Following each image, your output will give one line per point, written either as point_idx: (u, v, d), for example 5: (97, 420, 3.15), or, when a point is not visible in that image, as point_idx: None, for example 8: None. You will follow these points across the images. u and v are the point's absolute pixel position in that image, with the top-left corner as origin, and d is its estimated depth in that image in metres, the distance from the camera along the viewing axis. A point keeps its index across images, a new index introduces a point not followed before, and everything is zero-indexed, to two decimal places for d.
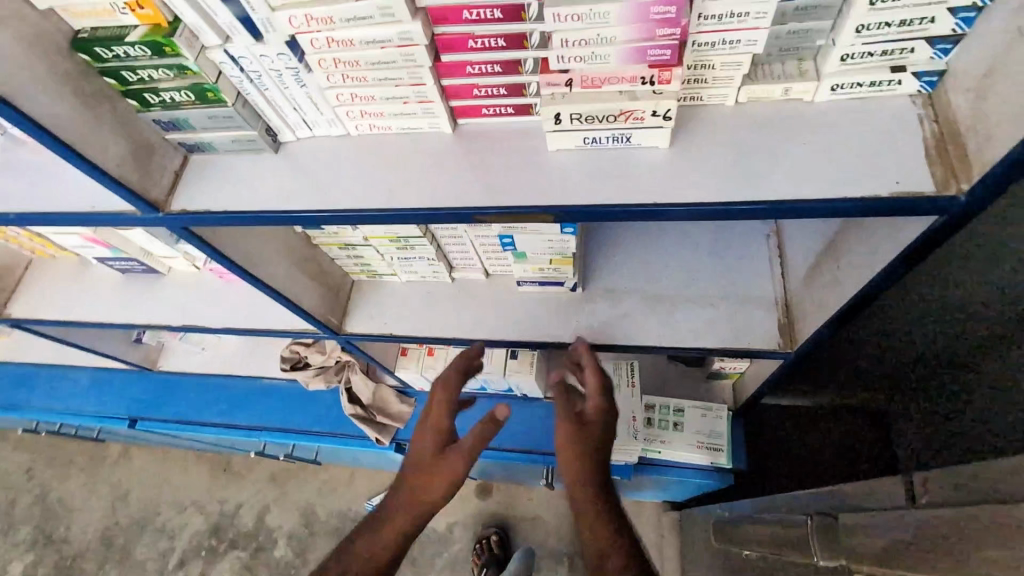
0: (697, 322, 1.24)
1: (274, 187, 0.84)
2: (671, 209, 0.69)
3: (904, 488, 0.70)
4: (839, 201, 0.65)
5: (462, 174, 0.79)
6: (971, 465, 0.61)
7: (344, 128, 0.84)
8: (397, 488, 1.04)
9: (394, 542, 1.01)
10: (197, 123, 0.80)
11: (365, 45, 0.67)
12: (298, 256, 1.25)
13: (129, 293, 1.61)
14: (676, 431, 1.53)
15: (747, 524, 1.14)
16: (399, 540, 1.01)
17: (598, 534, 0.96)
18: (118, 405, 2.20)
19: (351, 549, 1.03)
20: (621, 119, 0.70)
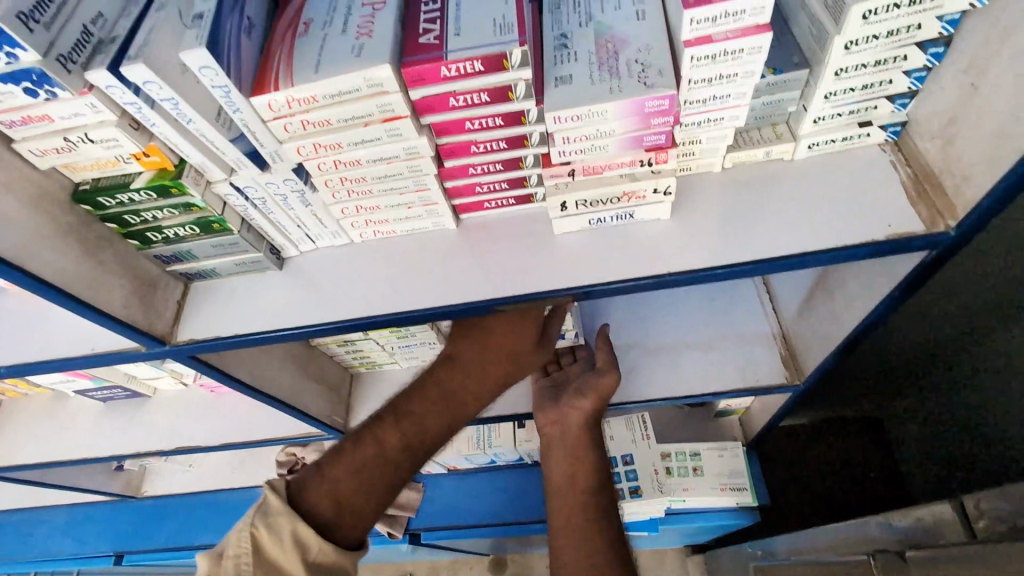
0: (703, 368, 1.25)
1: (282, 304, 0.83)
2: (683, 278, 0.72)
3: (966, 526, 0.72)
4: (842, 250, 0.68)
5: (472, 267, 0.80)
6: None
7: (348, 236, 0.85)
8: (410, 398, 0.89)
9: (368, 468, 0.82)
10: (201, 253, 0.80)
11: (372, 162, 0.69)
12: (299, 361, 1.22)
13: (112, 421, 1.52)
14: (697, 476, 1.48)
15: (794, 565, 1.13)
16: (374, 468, 0.82)
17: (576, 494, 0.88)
18: (99, 542, 2.02)
19: (343, 453, 0.84)
20: (625, 199, 0.73)
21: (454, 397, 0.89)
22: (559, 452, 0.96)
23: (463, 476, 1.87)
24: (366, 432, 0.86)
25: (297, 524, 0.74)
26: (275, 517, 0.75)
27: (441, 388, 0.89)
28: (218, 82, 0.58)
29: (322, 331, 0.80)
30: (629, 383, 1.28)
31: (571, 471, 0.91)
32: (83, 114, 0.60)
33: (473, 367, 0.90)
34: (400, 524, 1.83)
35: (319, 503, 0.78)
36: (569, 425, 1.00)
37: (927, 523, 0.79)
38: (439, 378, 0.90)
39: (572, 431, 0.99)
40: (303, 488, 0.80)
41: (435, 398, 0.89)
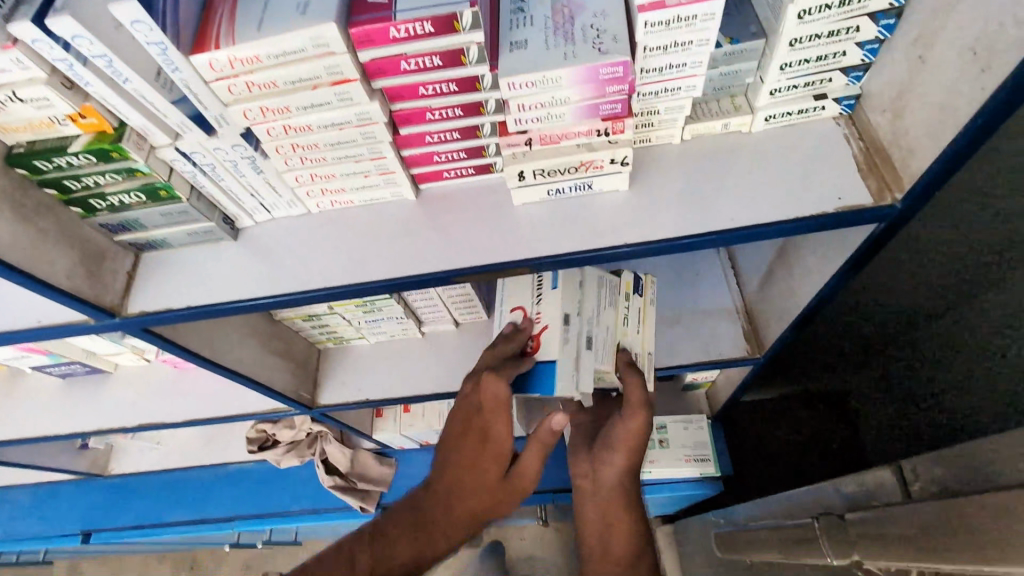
0: (668, 342, 1.27)
1: (238, 275, 0.82)
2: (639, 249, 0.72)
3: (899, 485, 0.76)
4: (793, 222, 0.69)
5: (432, 238, 0.80)
6: (969, 447, 0.65)
7: (304, 206, 0.83)
8: (398, 511, 0.87)
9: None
10: (149, 222, 0.78)
11: (324, 128, 0.67)
12: (263, 336, 1.20)
13: (70, 398, 1.49)
14: (662, 449, 1.53)
15: (752, 532, 1.17)
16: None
17: (604, 562, 0.85)
18: (66, 522, 2.00)
19: (322, 559, 0.79)
20: (582, 169, 0.73)
21: (428, 521, 0.84)
22: (591, 508, 0.91)
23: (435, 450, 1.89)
24: (349, 543, 0.82)
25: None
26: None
27: (421, 505, 0.86)
28: (153, 38, 0.55)
29: (277, 303, 0.79)
30: None
31: (603, 531, 0.88)
32: (9, 70, 0.57)
33: (450, 481, 0.86)
34: (373, 498, 1.85)
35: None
36: (604, 483, 0.92)
37: (870, 487, 0.83)
38: (421, 497, 0.87)
39: (606, 488, 0.92)
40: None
41: (414, 514, 0.85)
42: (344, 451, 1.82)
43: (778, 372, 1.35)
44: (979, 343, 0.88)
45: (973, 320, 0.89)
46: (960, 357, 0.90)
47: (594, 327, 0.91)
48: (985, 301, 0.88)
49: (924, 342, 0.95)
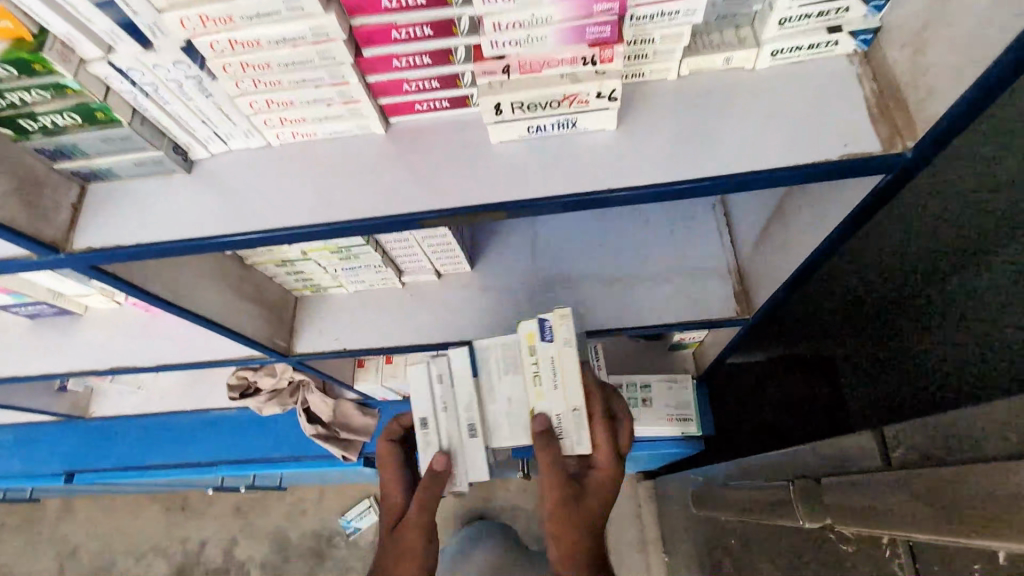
0: (655, 300, 1.24)
1: (194, 211, 0.76)
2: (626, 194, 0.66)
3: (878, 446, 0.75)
4: (794, 169, 0.63)
5: (402, 176, 0.73)
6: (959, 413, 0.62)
7: (263, 137, 0.76)
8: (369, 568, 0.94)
9: None
10: (90, 149, 0.71)
11: (275, 44, 0.60)
12: (233, 280, 1.15)
13: (39, 340, 1.44)
14: (646, 407, 1.51)
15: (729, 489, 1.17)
16: None
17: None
18: (50, 461, 2.00)
19: None
20: (565, 104, 0.66)
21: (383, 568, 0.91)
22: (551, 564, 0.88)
23: None
24: None
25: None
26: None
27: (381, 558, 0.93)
28: None
29: (239, 243, 0.74)
30: (583, 313, 1.26)
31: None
32: None
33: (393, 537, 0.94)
34: (355, 448, 1.86)
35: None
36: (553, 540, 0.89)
37: (852, 451, 0.80)
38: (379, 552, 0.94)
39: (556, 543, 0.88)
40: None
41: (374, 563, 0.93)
42: (327, 401, 1.81)
43: (765, 331, 1.16)
44: (944, 332, 0.62)
45: (965, 303, 0.59)
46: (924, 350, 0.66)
47: (481, 412, 1.07)
48: (991, 265, 0.56)
49: (902, 321, 0.69)
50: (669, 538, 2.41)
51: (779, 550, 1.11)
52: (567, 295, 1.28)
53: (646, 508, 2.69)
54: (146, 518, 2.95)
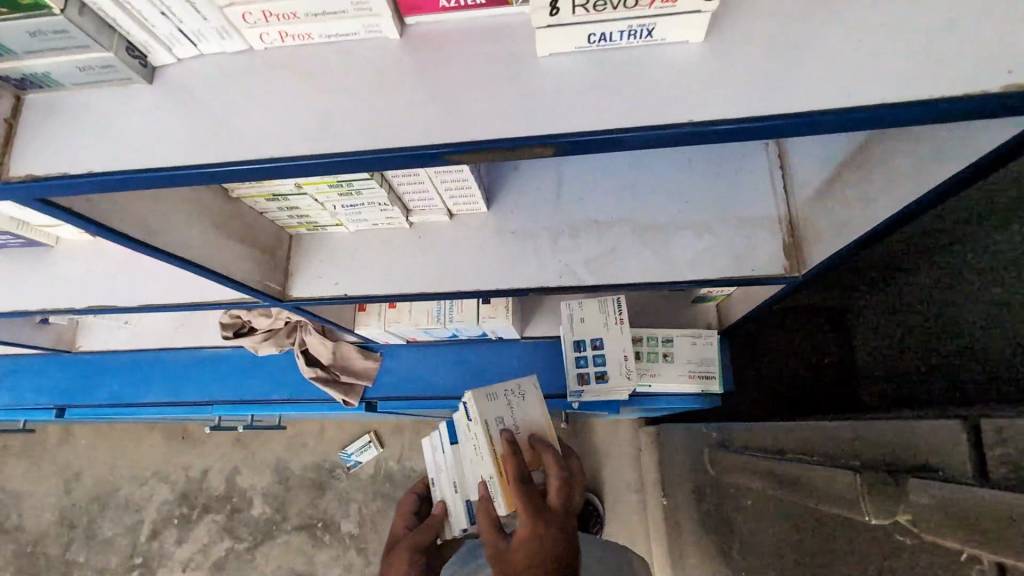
0: (694, 252, 1.10)
1: (158, 133, 0.60)
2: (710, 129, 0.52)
3: (975, 452, 0.63)
4: (935, 104, 0.48)
5: (420, 95, 0.58)
6: None
7: (242, 39, 0.60)
8: None
9: None
10: (15, 46, 0.55)
11: None
12: (218, 216, 1.00)
13: (9, 272, 1.32)
14: (666, 363, 1.42)
15: (772, 463, 1.09)
16: None
17: None
18: (38, 395, 1.93)
19: None
20: (646, 2, 0.49)
21: None
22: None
23: (422, 348, 1.78)
24: None
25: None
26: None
27: None
28: None
29: (216, 176, 0.59)
30: (610, 265, 1.13)
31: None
32: None
33: None
34: (357, 393, 1.77)
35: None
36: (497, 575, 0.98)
37: (927, 445, 0.70)
38: None
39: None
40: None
41: None
42: (326, 344, 1.71)
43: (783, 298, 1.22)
44: (978, 299, 0.66)
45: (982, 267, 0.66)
46: (957, 319, 0.70)
47: (459, 475, 1.32)
48: (1004, 233, 0.62)
49: (920, 289, 0.76)
50: (669, 482, 2.42)
51: (805, 524, 1.05)
52: (593, 243, 1.14)
53: (646, 450, 2.69)
54: (146, 446, 2.95)
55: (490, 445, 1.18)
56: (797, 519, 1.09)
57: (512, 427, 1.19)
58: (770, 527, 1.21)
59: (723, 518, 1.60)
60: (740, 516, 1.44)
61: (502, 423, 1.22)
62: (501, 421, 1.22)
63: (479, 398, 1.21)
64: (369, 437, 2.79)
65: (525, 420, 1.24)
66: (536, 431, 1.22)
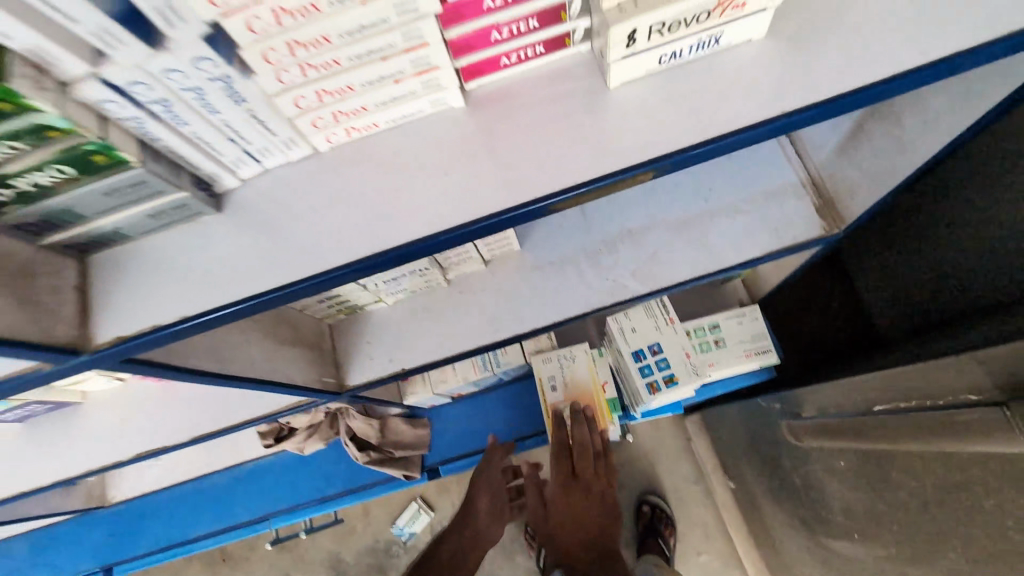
0: (734, 236, 1.11)
1: (242, 262, 0.58)
2: (798, 118, 0.53)
3: None
4: (995, 47, 0.53)
5: (497, 154, 0.59)
6: None
7: (308, 144, 0.59)
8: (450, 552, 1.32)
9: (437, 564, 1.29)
10: (89, 210, 0.52)
11: (338, 5, 0.42)
12: (267, 325, 0.96)
13: (44, 441, 1.24)
14: (720, 349, 1.42)
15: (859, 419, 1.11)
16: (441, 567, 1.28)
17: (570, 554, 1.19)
18: (78, 562, 1.80)
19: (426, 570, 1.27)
20: (716, 13, 0.50)
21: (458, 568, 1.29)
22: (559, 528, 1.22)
23: (469, 400, 1.75)
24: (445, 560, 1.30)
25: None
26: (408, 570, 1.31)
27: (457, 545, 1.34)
28: None
29: (309, 289, 0.56)
30: (655, 268, 1.13)
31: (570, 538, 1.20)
32: None
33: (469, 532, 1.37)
34: (416, 464, 1.70)
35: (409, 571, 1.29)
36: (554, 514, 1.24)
37: None
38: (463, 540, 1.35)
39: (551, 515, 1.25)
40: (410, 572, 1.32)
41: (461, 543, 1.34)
42: (371, 422, 1.66)
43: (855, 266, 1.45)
44: None
45: None
46: None
47: None
48: None
49: None
50: (730, 463, 2.39)
51: (917, 468, 1.04)
52: (633, 253, 1.15)
53: (696, 439, 2.67)
54: None
55: (545, 405, 1.39)
56: (903, 466, 1.08)
57: (563, 385, 1.37)
58: (874, 479, 1.20)
59: (811, 484, 1.57)
60: (830, 476, 1.43)
61: (555, 381, 1.39)
62: (555, 379, 1.39)
63: (535, 362, 1.41)
64: (419, 504, 2.68)
65: (575, 379, 1.40)
66: (586, 388, 1.38)
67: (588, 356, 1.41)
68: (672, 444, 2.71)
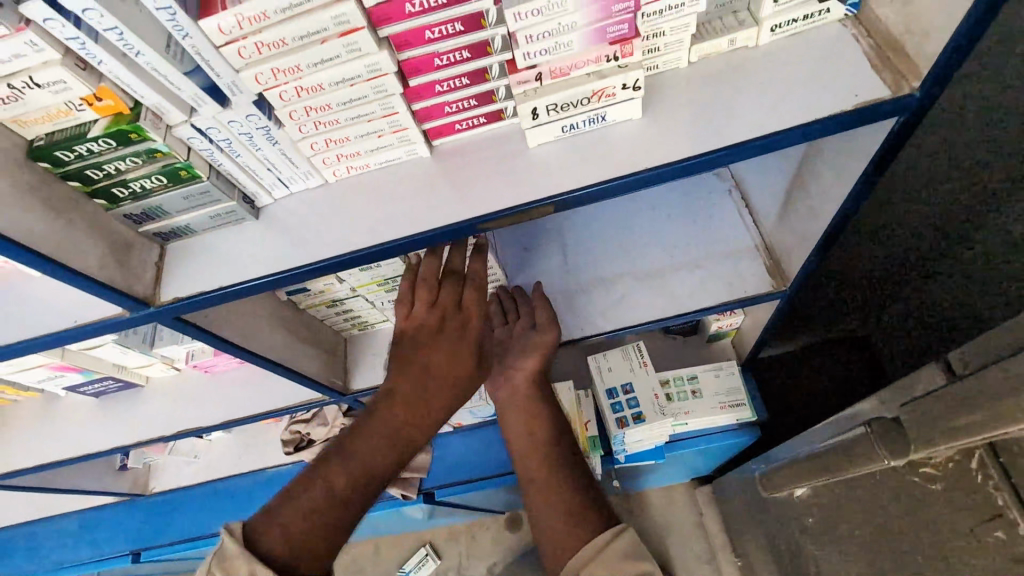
0: (692, 286, 1.27)
1: (264, 252, 0.82)
2: (660, 171, 0.72)
3: (942, 371, 0.76)
4: (814, 124, 0.70)
5: (449, 189, 0.80)
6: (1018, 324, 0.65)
7: (321, 177, 0.84)
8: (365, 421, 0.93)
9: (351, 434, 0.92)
10: (172, 208, 0.78)
11: (335, 86, 0.67)
12: (290, 325, 1.20)
13: (109, 415, 1.51)
14: (696, 399, 1.51)
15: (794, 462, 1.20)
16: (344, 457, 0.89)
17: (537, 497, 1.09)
18: (116, 543, 2.04)
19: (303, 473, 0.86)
20: (594, 100, 0.72)
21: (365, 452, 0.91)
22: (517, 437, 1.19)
23: (469, 433, 1.89)
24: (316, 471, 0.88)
25: (256, 567, 0.74)
26: (227, 565, 0.74)
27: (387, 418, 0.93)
28: (162, 3, 0.55)
29: (312, 273, 0.79)
30: (621, 310, 1.30)
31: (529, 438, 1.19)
32: (24, 55, 0.57)
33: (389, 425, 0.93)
34: (414, 486, 1.84)
35: (274, 546, 0.78)
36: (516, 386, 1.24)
37: (918, 388, 0.81)
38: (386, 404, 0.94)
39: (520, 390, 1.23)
40: (252, 527, 0.81)
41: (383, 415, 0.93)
42: None
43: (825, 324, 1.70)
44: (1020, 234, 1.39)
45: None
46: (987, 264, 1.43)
47: None
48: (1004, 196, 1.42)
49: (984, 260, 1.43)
50: (737, 540, 2.32)
51: (855, 515, 1.08)
52: (604, 295, 1.32)
53: (708, 514, 2.60)
54: None
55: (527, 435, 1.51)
56: (847, 514, 1.12)
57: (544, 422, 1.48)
58: (832, 533, 1.22)
59: (793, 550, 1.56)
60: (805, 537, 1.43)
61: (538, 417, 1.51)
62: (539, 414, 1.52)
63: None
64: (426, 549, 2.69)
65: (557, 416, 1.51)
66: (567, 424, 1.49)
67: (571, 395, 1.51)
68: (683, 516, 2.64)
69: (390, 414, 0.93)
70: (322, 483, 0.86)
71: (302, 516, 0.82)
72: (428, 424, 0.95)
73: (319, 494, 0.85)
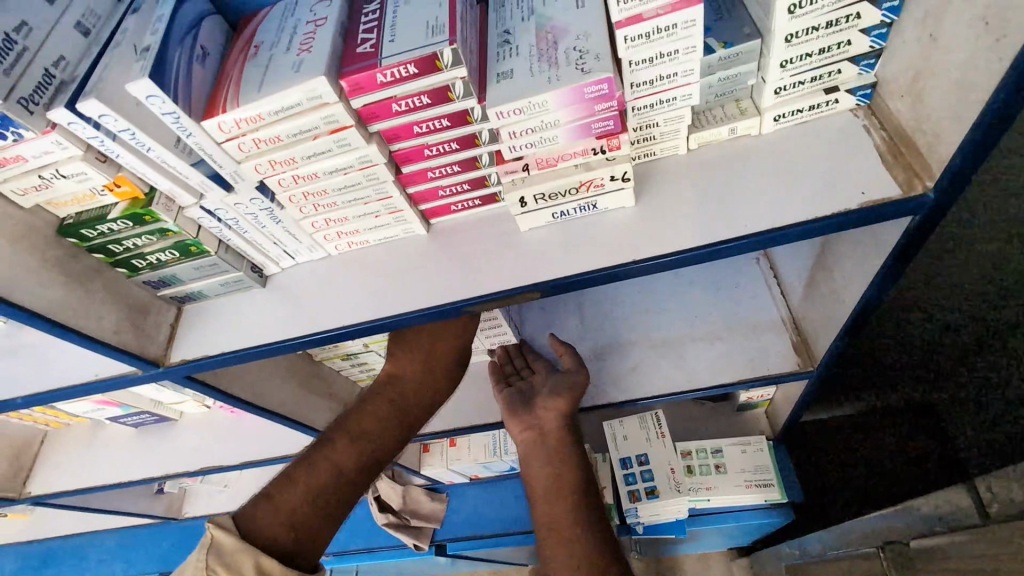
0: (710, 360, 1.20)
1: (263, 320, 0.85)
2: (646, 263, 0.70)
3: (972, 495, 0.67)
4: (813, 221, 0.65)
5: (440, 268, 0.81)
6: None
7: (325, 249, 0.87)
8: (364, 412, 0.95)
9: (348, 426, 0.93)
10: (185, 276, 0.84)
11: (329, 174, 0.71)
12: (304, 377, 1.24)
13: (144, 446, 1.61)
14: (720, 475, 1.40)
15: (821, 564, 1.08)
16: (344, 447, 0.90)
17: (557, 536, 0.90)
18: (147, 563, 2.13)
19: (301, 468, 0.87)
20: (583, 190, 0.72)
21: (369, 436, 0.92)
22: (539, 467, 1.00)
23: (487, 486, 1.86)
24: (319, 455, 0.89)
25: (261, 557, 0.75)
26: (232, 557, 0.75)
27: (388, 406, 0.96)
28: (167, 109, 0.60)
29: (313, 342, 0.81)
30: (634, 380, 1.25)
31: (549, 472, 0.98)
32: (52, 152, 0.64)
33: (392, 415, 0.95)
34: (427, 535, 1.83)
35: (275, 531, 0.80)
36: (545, 429, 1.05)
37: (945, 510, 0.71)
38: (393, 396, 0.97)
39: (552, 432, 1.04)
40: (249, 517, 0.81)
41: (386, 411, 0.95)
42: (395, 488, 1.84)
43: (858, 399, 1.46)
44: None
45: None
46: None
47: None
48: None
49: None
50: None
51: None
52: (618, 363, 1.28)
53: None
54: None
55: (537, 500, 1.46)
56: None
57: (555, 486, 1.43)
58: None
59: None
60: None
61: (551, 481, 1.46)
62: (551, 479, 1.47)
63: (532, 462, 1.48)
64: None
65: None
66: None
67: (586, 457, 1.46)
68: None
69: (391, 399, 0.96)
70: (323, 471, 0.87)
71: (306, 502, 0.83)
72: (425, 411, 0.99)
73: (321, 481, 0.87)
